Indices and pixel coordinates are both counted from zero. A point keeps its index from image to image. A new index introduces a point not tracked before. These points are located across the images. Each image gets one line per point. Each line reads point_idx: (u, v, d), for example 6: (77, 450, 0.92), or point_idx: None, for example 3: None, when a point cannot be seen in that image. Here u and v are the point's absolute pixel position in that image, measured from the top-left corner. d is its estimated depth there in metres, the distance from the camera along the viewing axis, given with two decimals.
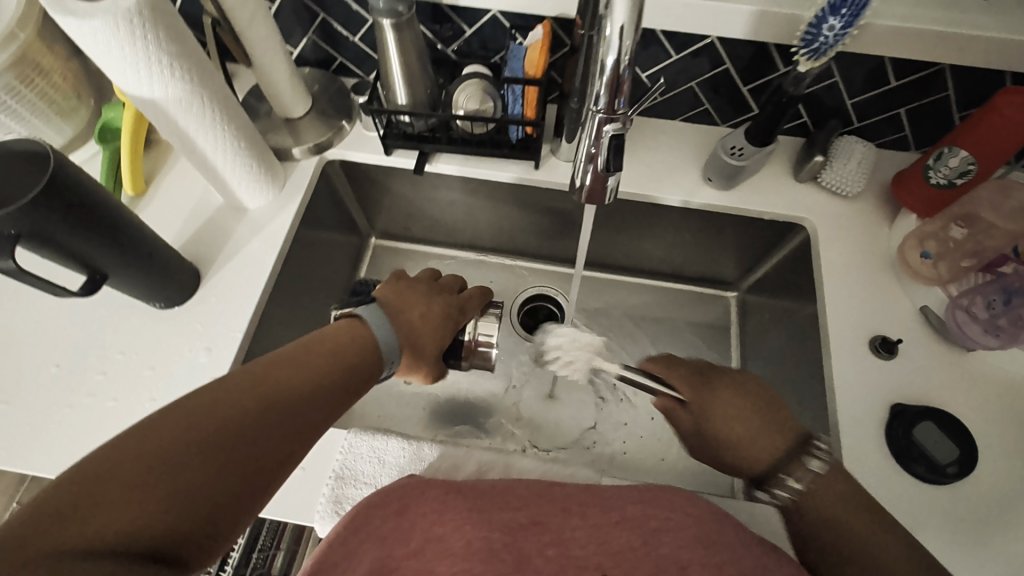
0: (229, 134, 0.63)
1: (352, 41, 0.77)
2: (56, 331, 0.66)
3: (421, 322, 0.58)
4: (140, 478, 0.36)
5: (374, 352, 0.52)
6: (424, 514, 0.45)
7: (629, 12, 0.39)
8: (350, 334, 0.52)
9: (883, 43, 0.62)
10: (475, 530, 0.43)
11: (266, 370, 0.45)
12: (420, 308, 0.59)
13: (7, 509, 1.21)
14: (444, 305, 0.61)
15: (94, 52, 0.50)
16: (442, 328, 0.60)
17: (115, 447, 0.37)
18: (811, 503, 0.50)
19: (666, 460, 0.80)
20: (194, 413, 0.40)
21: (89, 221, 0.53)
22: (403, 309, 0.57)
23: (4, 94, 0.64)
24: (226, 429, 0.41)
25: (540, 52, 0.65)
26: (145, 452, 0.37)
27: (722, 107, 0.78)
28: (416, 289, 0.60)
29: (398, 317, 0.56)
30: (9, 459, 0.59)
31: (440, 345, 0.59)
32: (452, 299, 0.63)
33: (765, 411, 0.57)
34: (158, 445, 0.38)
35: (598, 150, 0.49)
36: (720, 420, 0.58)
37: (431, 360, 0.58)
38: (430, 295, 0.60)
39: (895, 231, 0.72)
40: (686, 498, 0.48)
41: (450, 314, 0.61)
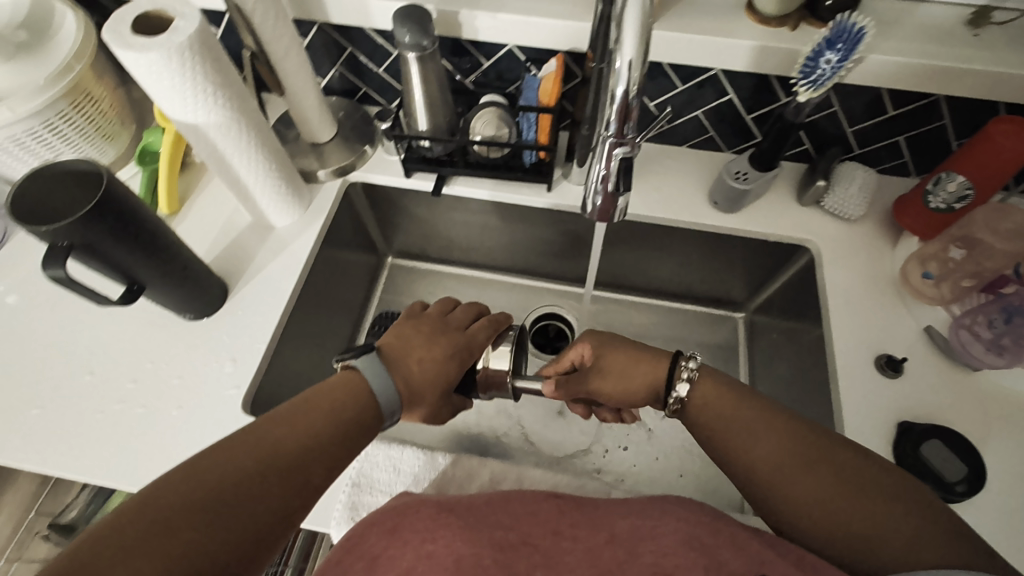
0: (262, 157, 0.67)
1: (376, 72, 0.82)
2: (91, 340, 0.70)
3: (418, 369, 0.57)
4: (144, 535, 0.40)
5: (375, 406, 0.53)
6: (417, 532, 0.45)
7: (636, 46, 0.42)
8: (350, 389, 0.53)
9: (880, 74, 0.66)
10: (463, 547, 0.43)
11: (267, 431, 0.49)
12: (420, 354, 0.58)
13: (26, 520, 1.24)
14: (448, 346, 0.59)
15: (148, 81, 0.54)
16: (444, 370, 0.58)
17: (143, 499, 0.42)
18: (696, 403, 0.56)
19: (684, 476, 0.81)
20: (210, 466, 0.45)
21: (133, 235, 0.57)
22: (403, 358, 0.57)
23: (57, 119, 0.69)
24: (223, 489, 0.44)
25: (552, 83, 0.69)
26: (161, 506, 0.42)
27: (727, 134, 0.81)
28: (419, 333, 0.60)
29: (395, 368, 0.56)
30: (44, 462, 0.62)
31: (444, 389, 0.58)
32: (460, 335, 0.61)
33: (641, 348, 0.61)
34: (178, 495, 0.43)
35: (609, 172, 0.53)
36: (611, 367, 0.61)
37: (435, 404, 0.58)
38: (432, 340, 0.59)
39: (898, 253, 0.74)
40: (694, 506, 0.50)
41: (456, 352, 0.59)
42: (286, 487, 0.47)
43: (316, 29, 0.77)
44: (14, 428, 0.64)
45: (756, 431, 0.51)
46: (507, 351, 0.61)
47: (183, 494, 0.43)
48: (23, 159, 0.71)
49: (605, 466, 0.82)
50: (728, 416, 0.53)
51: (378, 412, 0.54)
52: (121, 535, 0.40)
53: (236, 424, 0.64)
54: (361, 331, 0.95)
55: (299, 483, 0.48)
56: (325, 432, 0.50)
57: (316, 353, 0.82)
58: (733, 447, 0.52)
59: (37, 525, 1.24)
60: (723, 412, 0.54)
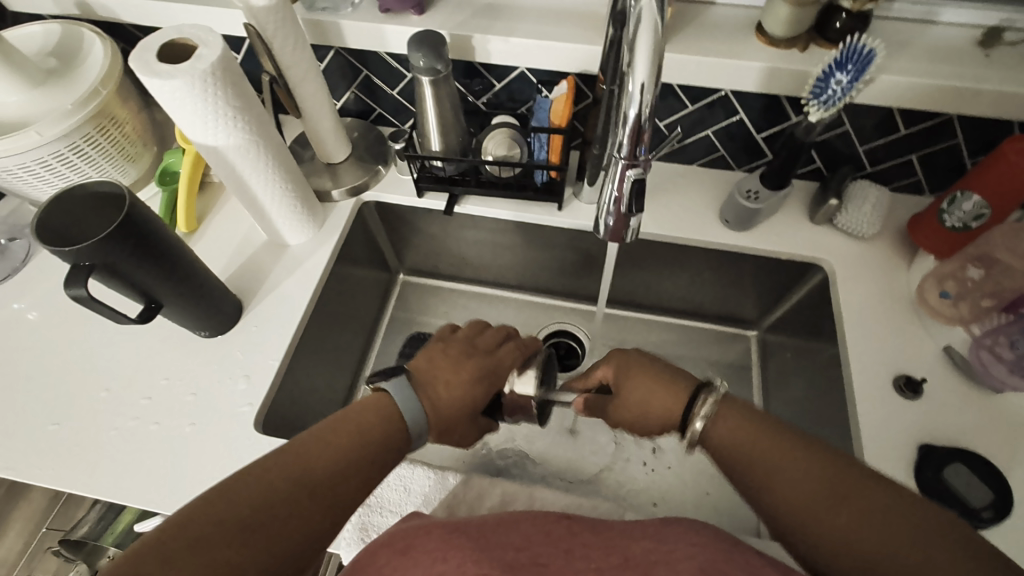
0: (277, 177, 0.68)
1: (391, 94, 0.84)
2: (107, 357, 0.71)
3: (446, 392, 0.56)
4: (174, 552, 0.41)
5: (401, 429, 0.53)
6: (428, 553, 0.45)
7: (649, 70, 0.43)
8: (374, 408, 0.53)
9: (892, 94, 0.66)
10: (476, 569, 0.42)
11: (293, 452, 0.48)
12: (447, 376, 0.57)
13: (36, 536, 1.25)
14: (475, 369, 0.59)
15: (171, 107, 0.56)
16: (471, 394, 0.57)
17: (175, 523, 0.42)
18: (717, 434, 0.53)
19: (712, 494, 0.80)
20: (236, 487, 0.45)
21: (154, 255, 0.58)
22: (430, 380, 0.57)
23: (82, 142, 0.71)
24: (251, 507, 0.44)
25: (563, 105, 0.70)
26: (191, 527, 0.42)
27: (737, 153, 0.82)
28: (447, 356, 0.59)
29: (423, 390, 0.56)
30: (60, 478, 0.63)
31: (472, 414, 0.58)
32: (488, 358, 0.61)
33: (661, 373, 0.58)
34: (206, 517, 0.43)
35: (621, 193, 0.53)
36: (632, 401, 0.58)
37: (463, 427, 0.58)
38: (460, 362, 0.59)
39: (914, 272, 0.73)
40: (710, 531, 0.49)
41: (484, 375, 0.59)
42: (313, 508, 0.47)
43: (333, 53, 0.79)
44: (30, 444, 0.65)
45: (784, 467, 0.49)
46: (532, 376, 0.63)
47: (214, 513, 0.43)
48: (49, 180, 0.73)
49: (617, 487, 0.81)
50: (752, 447, 0.51)
51: (407, 436, 0.54)
52: (153, 556, 0.40)
53: (248, 441, 0.64)
54: (372, 349, 0.96)
55: (326, 506, 0.48)
56: (350, 452, 0.50)
57: (327, 370, 0.83)
58: (763, 481, 0.50)
59: (48, 539, 1.25)
60: (746, 443, 0.52)
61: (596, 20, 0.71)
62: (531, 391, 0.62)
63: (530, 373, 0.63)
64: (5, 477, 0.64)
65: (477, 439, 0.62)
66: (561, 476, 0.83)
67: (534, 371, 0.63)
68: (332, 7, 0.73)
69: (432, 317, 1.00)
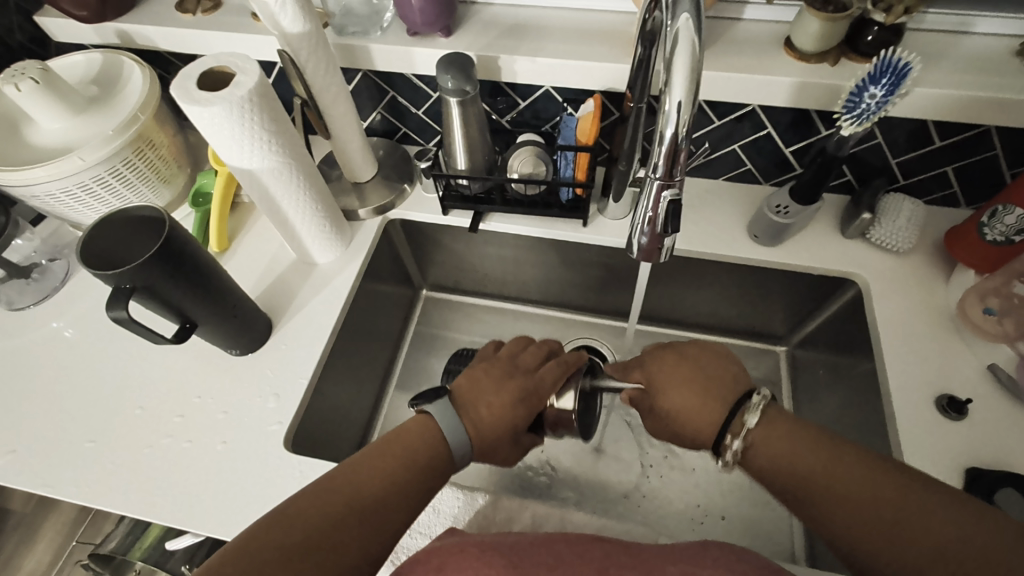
0: (308, 199, 0.70)
1: (416, 114, 0.85)
2: (142, 374, 0.72)
3: (490, 413, 0.55)
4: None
5: (444, 457, 0.53)
6: None
7: (686, 88, 0.43)
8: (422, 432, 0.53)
9: (927, 106, 0.65)
10: None
11: (340, 479, 0.49)
12: (490, 397, 0.56)
13: (66, 549, 1.28)
14: (517, 389, 0.57)
15: (210, 133, 0.57)
16: (513, 416, 0.56)
17: (241, 545, 0.43)
18: (760, 453, 0.53)
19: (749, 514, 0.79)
20: (291, 512, 0.46)
21: (191, 276, 0.59)
22: (473, 402, 0.55)
23: (122, 165, 0.74)
24: (305, 534, 0.45)
25: (591, 123, 0.70)
26: (252, 548, 0.43)
27: (765, 167, 0.81)
28: (489, 376, 0.58)
29: (465, 412, 0.55)
30: (94, 495, 0.64)
31: (515, 434, 0.57)
32: (529, 378, 0.58)
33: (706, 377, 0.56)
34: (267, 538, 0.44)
35: (655, 213, 0.52)
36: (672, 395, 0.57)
37: (507, 445, 0.57)
38: (503, 380, 0.57)
39: (952, 287, 0.71)
40: (750, 557, 0.47)
41: (524, 397, 0.57)
42: (364, 528, 0.47)
43: (361, 75, 0.81)
44: (67, 461, 0.66)
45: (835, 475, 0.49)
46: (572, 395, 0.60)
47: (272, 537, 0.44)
48: (91, 204, 0.75)
49: (647, 507, 0.80)
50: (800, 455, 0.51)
51: (451, 455, 0.53)
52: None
53: (278, 460, 0.64)
54: (396, 365, 0.96)
55: (371, 527, 0.48)
56: (393, 475, 0.50)
57: (353, 387, 0.83)
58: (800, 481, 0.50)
59: (77, 553, 1.27)
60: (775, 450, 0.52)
61: (620, 38, 0.72)
62: (570, 407, 0.60)
63: (572, 390, 0.60)
64: (43, 494, 0.65)
65: (521, 456, 0.61)
66: (587, 495, 0.82)
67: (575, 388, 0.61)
68: (362, 31, 0.74)
69: (455, 332, 1.00)
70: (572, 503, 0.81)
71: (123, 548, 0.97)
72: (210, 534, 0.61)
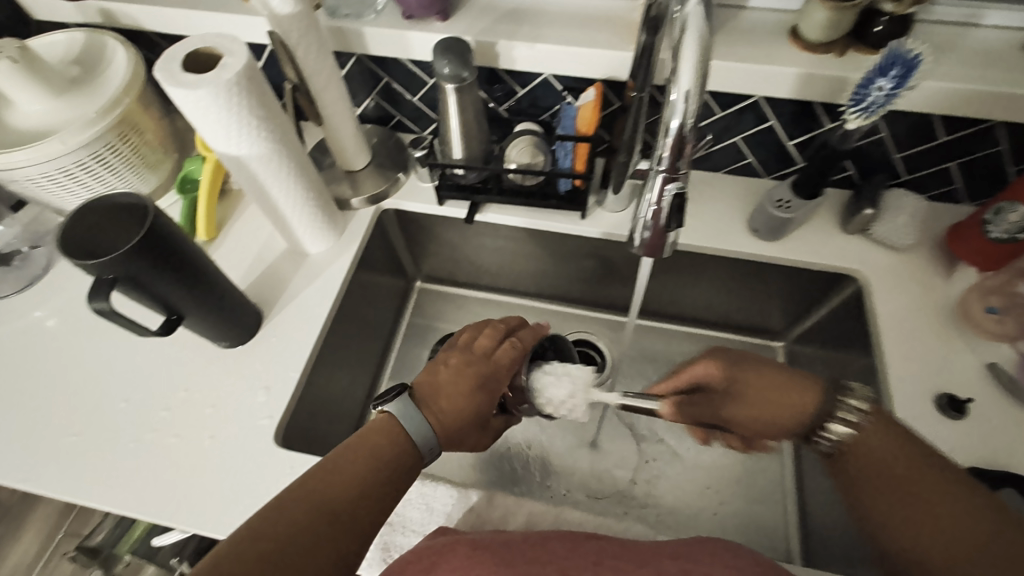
0: (299, 187, 0.68)
1: (411, 101, 0.83)
2: (127, 367, 0.70)
3: (449, 405, 0.55)
4: None
5: (416, 458, 0.53)
6: None
7: (694, 77, 0.41)
8: (388, 433, 0.52)
9: (935, 100, 0.63)
10: None
11: (313, 483, 0.48)
12: (449, 388, 0.55)
13: (52, 540, 1.26)
14: (476, 377, 0.56)
15: (195, 116, 0.55)
16: (473, 404, 0.55)
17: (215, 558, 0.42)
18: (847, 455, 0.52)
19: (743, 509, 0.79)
20: (264, 520, 0.45)
21: (176, 267, 0.57)
22: (433, 395, 0.55)
23: (105, 151, 0.71)
24: (279, 543, 0.44)
25: (591, 111, 0.68)
26: (225, 558, 0.42)
27: (766, 160, 0.79)
28: (448, 366, 0.57)
29: (425, 405, 0.54)
30: (77, 491, 0.62)
31: (478, 420, 0.56)
32: (488, 363, 0.58)
33: (785, 373, 0.56)
34: (240, 549, 0.43)
35: (659, 208, 0.50)
36: (750, 391, 0.57)
37: (471, 433, 0.56)
38: (462, 370, 0.57)
39: (953, 284, 0.71)
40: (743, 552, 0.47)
41: (483, 385, 0.57)
42: (340, 533, 0.46)
43: (354, 60, 0.78)
44: (50, 455, 0.65)
45: (913, 490, 0.48)
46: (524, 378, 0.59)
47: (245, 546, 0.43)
48: (75, 190, 0.73)
49: (642, 503, 0.80)
50: (899, 458, 0.50)
51: (417, 455, 0.53)
52: None
53: (267, 456, 0.63)
54: (390, 358, 0.95)
55: (346, 532, 0.47)
56: (357, 479, 0.49)
57: (346, 380, 0.82)
58: (876, 495, 0.50)
59: (64, 545, 1.25)
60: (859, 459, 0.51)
61: (623, 25, 0.70)
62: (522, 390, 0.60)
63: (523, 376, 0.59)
64: (24, 489, 0.63)
65: (493, 440, 0.60)
66: (582, 491, 0.81)
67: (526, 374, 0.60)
68: (355, 14, 0.72)
69: (449, 325, 0.99)
70: (567, 498, 0.81)
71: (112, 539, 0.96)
72: (198, 531, 0.60)
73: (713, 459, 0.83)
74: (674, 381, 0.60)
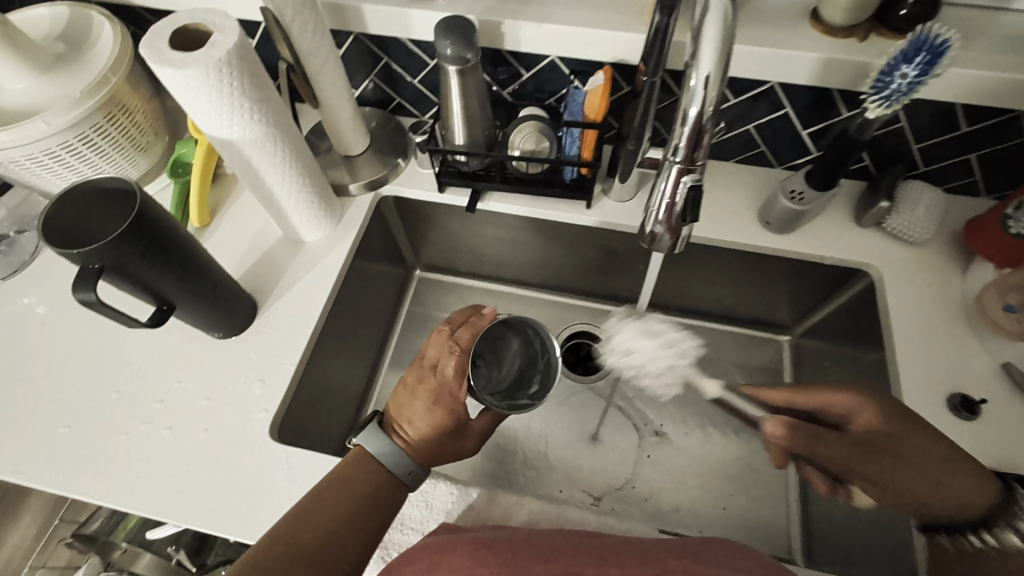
0: (295, 172, 0.65)
1: (411, 83, 0.80)
2: (118, 357, 0.68)
3: (410, 427, 0.56)
4: None
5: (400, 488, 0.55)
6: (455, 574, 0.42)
7: (716, 61, 0.38)
8: (364, 468, 0.54)
9: (959, 89, 0.60)
10: None
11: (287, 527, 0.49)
12: (408, 411, 0.56)
13: (50, 526, 1.26)
14: (428, 394, 0.56)
15: (184, 98, 0.52)
16: (430, 422, 0.55)
17: None
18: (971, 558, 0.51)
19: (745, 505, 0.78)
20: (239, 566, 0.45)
21: (166, 256, 0.55)
22: (398, 420, 0.57)
23: (92, 132, 0.68)
24: None
25: (600, 98, 0.65)
26: None
27: (779, 149, 0.77)
28: (405, 387, 0.58)
29: (394, 431, 0.57)
30: (68, 484, 0.61)
31: (447, 433, 0.56)
32: (436, 376, 0.57)
33: (962, 457, 0.52)
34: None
35: (672, 200, 0.48)
36: (901, 452, 0.54)
37: (447, 445, 0.56)
38: (413, 390, 0.57)
39: (969, 280, 0.69)
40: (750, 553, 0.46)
41: (435, 401, 0.56)
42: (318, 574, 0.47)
43: (352, 39, 0.75)
44: (40, 446, 0.63)
45: None
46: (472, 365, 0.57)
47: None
48: (62, 173, 0.70)
49: (643, 498, 0.79)
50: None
51: (399, 483, 0.55)
52: None
53: (263, 450, 0.62)
54: (389, 348, 0.93)
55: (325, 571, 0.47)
56: (337, 510, 0.50)
57: (344, 372, 0.80)
58: None
59: (61, 531, 1.25)
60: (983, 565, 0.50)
61: (634, 5, 0.66)
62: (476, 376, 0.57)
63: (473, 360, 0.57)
64: (14, 481, 0.62)
65: (485, 440, 0.59)
66: (583, 485, 0.80)
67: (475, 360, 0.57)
68: None
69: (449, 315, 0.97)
70: (568, 492, 0.80)
71: (107, 528, 0.96)
72: (192, 526, 0.59)
73: (716, 455, 0.82)
74: (817, 398, 0.60)
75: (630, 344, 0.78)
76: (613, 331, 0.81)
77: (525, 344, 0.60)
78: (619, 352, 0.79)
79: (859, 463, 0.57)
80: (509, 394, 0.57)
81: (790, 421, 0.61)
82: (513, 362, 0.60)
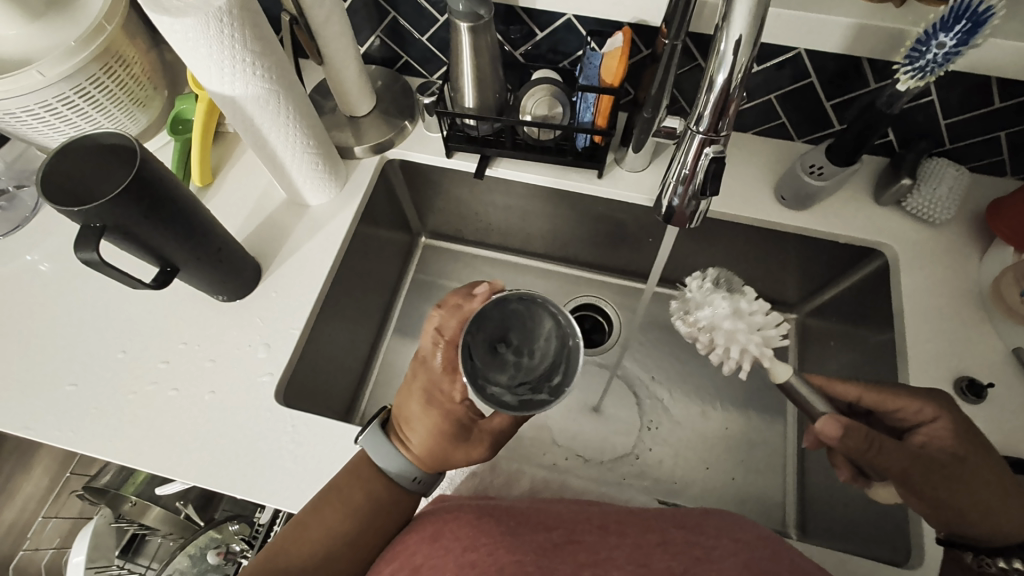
0: (299, 132, 0.63)
1: (420, 40, 0.76)
2: (124, 316, 0.68)
3: (409, 429, 0.54)
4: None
5: (408, 497, 0.55)
6: (458, 540, 0.42)
7: (749, 23, 0.36)
8: (362, 483, 0.54)
9: (998, 61, 0.57)
10: (508, 554, 0.39)
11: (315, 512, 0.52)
12: (406, 413, 0.54)
13: (59, 477, 1.29)
14: (420, 395, 0.53)
15: (183, 50, 0.50)
16: (425, 424, 0.52)
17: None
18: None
19: (739, 479, 0.79)
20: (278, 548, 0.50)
21: (169, 218, 0.54)
22: (398, 422, 0.55)
23: (88, 84, 0.66)
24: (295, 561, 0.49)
25: (618, 62, 0.61)
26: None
27: (800, 121, 0.74)
28: (404, 388, 0.55)
29: (396, 433, 0.55)
30: (77, 440, 0.62)
31: (446, 437, 0.52)
32: (428, 374, 0.54)
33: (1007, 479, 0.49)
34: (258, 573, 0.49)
35: (693, 172, 0.46)
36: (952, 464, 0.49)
37: (449, 448, 0.52)
38: (409, 389, 0.54)
39: (986, 263, 0.67)
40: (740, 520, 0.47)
41: (429, 402, 0.53)
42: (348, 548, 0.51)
43: None
44: (49, 403, 0.64)
45: None
46: (476, 357, 0.45)
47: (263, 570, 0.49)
48: (59, 128, 0.68)
49: (642, 469, 0.80)
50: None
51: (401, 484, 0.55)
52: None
53: (269, 413, 0.62)
54: (393, 315, 0.92)
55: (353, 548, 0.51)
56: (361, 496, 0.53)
57: (348, 338, 0.80)
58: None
59: (72, 483, 1.28)
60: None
61: None
62: (481, 373, 0.44)
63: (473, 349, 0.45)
64: (23, 436, 0.63)
65: (497, 441, 0.53)
66: (584, 454, 0.81)
67: (477, 352, 0.45)
68: None
69: (453, 283, 0.96)
70: (567, 460, 0.81)
71: (117, 482, 0.97)
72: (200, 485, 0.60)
73: (716, 430, 0.82)
74: (875, 398, 0.54)
75: (707, 320, 0.54)
76: (692, 298, 0.56)
77: (558, 323, 0.45)
78: (687, 326, 0.56)
79: (915, 476, 0.49)
80: (532, 387, 0.45)
81: (847, 421, 0.49)
82: (546, 346, 0.46)
